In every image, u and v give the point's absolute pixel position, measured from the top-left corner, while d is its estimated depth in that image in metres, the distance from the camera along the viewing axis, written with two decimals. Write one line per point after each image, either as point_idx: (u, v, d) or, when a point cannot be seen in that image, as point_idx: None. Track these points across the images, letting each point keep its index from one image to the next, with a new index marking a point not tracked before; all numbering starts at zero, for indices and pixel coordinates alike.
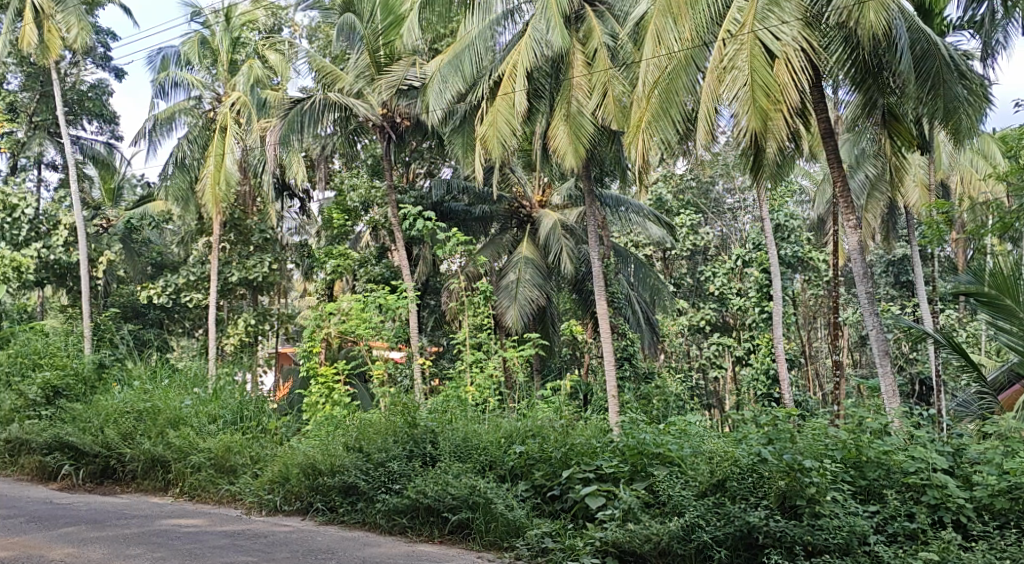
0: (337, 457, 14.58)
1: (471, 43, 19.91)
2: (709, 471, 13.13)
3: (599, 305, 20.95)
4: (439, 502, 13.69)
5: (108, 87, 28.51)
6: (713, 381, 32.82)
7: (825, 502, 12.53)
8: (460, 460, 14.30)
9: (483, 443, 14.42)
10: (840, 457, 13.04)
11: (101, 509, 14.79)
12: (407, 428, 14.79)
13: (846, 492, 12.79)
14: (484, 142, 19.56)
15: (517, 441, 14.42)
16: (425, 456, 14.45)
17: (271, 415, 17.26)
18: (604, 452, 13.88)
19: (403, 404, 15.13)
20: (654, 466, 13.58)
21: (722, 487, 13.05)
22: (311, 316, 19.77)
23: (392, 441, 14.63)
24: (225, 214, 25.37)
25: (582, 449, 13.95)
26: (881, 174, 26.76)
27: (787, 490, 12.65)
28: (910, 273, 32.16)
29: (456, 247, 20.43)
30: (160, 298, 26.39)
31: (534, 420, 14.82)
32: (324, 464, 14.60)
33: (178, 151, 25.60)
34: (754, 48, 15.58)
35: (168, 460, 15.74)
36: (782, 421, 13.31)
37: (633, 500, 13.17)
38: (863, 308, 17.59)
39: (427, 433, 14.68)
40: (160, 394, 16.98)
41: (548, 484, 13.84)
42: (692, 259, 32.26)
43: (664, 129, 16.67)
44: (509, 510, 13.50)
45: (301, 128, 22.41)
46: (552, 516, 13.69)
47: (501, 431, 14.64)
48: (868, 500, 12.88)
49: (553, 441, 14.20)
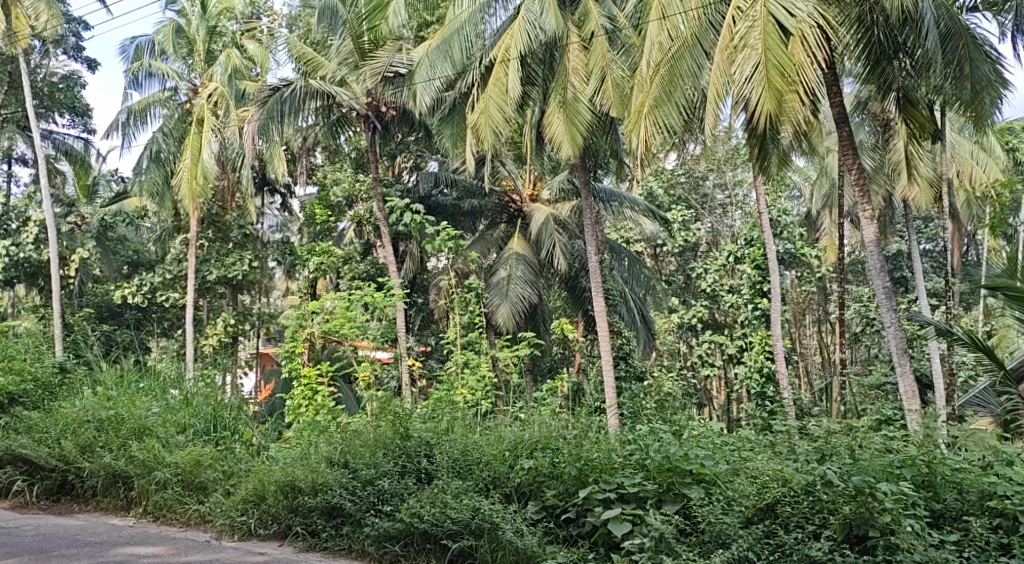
0: (320, 473, 13.47)
1: (462, 26, 18.76)
2: (755, 494, 12.26)
3: (596, 304, 19.87)
4: (439, 527, 12.62)
5: (80, 79, 27.32)
6: (706, 381, 31.71)
7: (900, 533, 11.71)
8: (461, 478, 13.21)
9: (485, 457, 13.32)
10: (907, 475, 12.28)
11: (52, 534, 13.65)
12: (399, 440, 13.64)
13: (923, 519, 11.97)
14: (475, 129, 18.49)
15: (524, 454, 13.29)
16: (419, 472, 13.38)
17: (249, 422, 16.08)
18: (624, 467, 12.73)
19: (394, 413, 13.98)
20: (687, 486, 12.49)
21: (771, 510, 12.23)
22: (293, 315, 18.59)
23: (382, 455, 13.53)
24: (203, 210, 24.29)
25: (601, 464, 12.78)
26: (880, 167, 25.81)
27: (854, 517, 11.84)
28: (905, 269, 31.43)
29: (446, 243, 19.07)
30: (135, 298, 24.99)
31: (541, 429, 13.69)
32: (305, 482, 13.48)
33: (153, 145, 24.39)
34: (768, 24, 14.57)
35: (131, 476, 14.59)
36: (834, 434, 12.77)
37: (666, 528, 12.10)
38: (880, 303, 16.68)
39: (421, 446, 13.57)
40: (125, 401, 15.80)
41: (562, 505, 12.73)
42: (683, 256, 31.25)
43: (668, 114, 15.68)
44: (519, 537, 12.42)
45: (281, 117, 21.47)
46: (568, 542, 12.62)
47: (505, 443, 13.50)
48: (949, 528, 12.05)
49: (565, 454, 13.04)
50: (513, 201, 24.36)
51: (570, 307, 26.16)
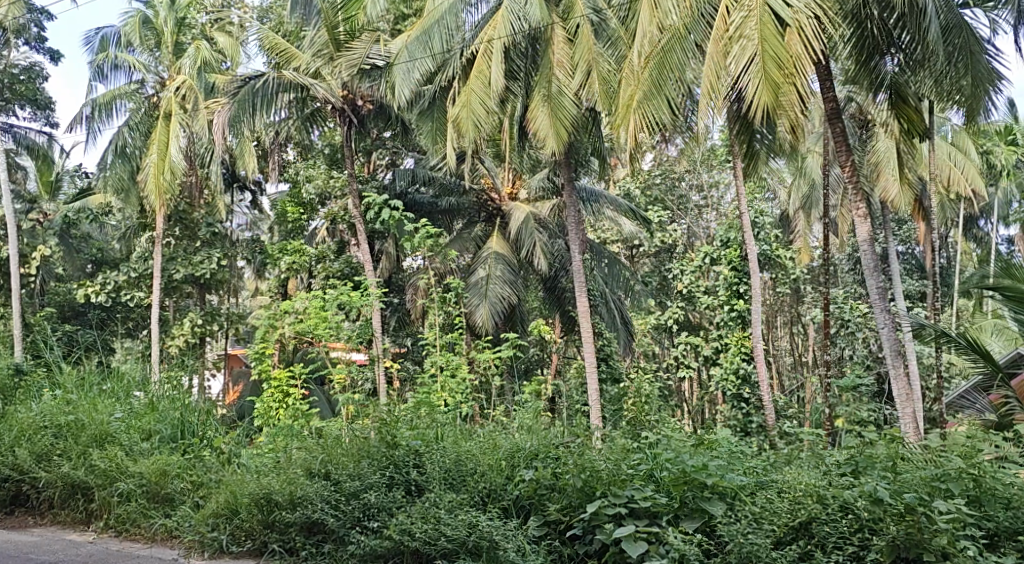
0: (299, 486, 12.75)
1: (441, 18, 18.10)
2: (788, 512, 11.76)
3: (580, 303, 19.32)
4: (432, 546, 12.06)
5: (42, 71, 26.38)
6: (680, 383, 31.04)
7: (957, 556, 11.25)
8: (454, 489, 12.61)
9: (480, 467, 12.71)
10: (955, 491, 11.76)
11: (3, 553, 12.88)
12: (386, 450, 12.99)
13: (979, 540, 11.49)
14: (456, 123, 17.90)
15: (522, 464, 12.70)
16: (409, 484, 12.74)
17: (219, 428, 15.27)
18: (634, 479, 12.18)
19: (381, 419, 13.33)
20: (707, 500, 11.95)
21: (804, 529, 11.71)
22: (264, 316, 17.85)
23: (367, 466, 12.85)
24: (170, 207, 23.49)
25: (612, 476, 12.20)
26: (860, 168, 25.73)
27: (904, 540, 11.31)
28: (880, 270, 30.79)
29: (425, 241, 18.36)
30: (98, 297, 24.12)
31: (539, 437, 13.11)
32: (282, 495, 12.77)
33: (118, 139, 23.48)
34: (764, 14, 14.01)
35: (91, 487, 13.82)
36: (859, 448, 12.23)
37: (689, 548, 11.56)
38: (874, 303, 16.14)
39: (409, 455, 12.92)
40: (86, 406, 14.92)
41: (566, 522, 12.18)
42: (659, 257, 30.51)
43: (657, 108, 15.13)
44: (521, 557, 11.92)
45: (253, 110, 20.69)
46: (571, 560, 12.09)
47: (501, 451, 12.89)
48: (1007, 549, 11.51)
49: (568, 466, 12.43)
50: (491, 199, 23.75)
51: (548, 308, 25.51)
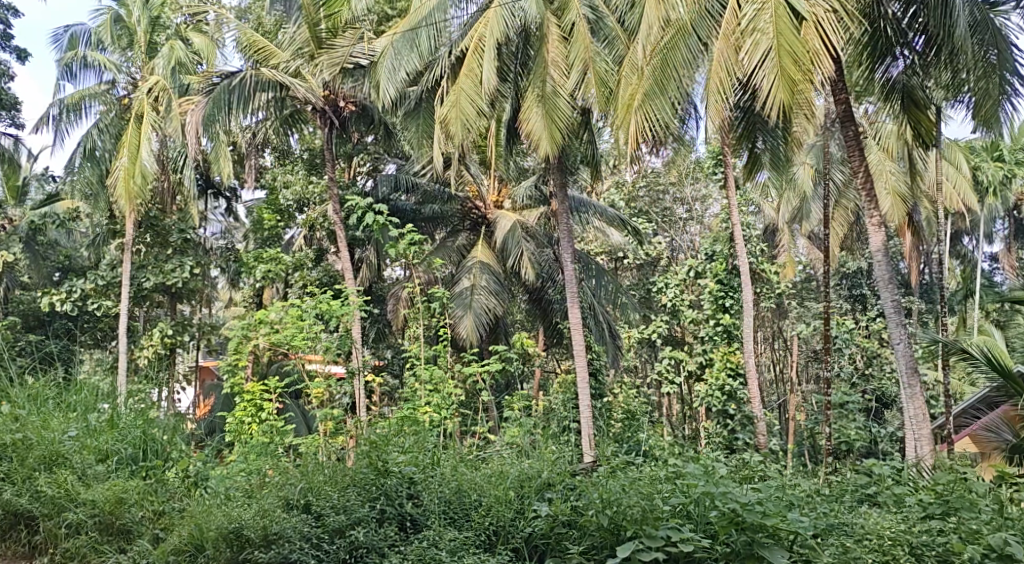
0: (274, 521, 11.83)
1: (430, 14, 17.15)
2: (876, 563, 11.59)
3: (573, 315, 18.37)
4: None
5: (9, 71, 25.36)
6: (662, 400, 29.86)
7: None
8: (456, 526, 12.01)
9: (487, 501, 12.11)
10: None
11: None
12: (375, 477, 12.23)
13: None
14: (444, 125, 16.87)
15: (533, 496, 12.21)
16: (402, 519, 12.07)
17: (188, 445, 14.23)
18: (669, 516, 11.74)
19: (371, 442, 12.52)
20: (765, 547, 11.56)
21: None
22: (237, 326, 16.83)
23: (354, 494, 12.06)
24: (140, 212, 22.44)
25: (642, 514, 11.71)
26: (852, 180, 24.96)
27: None
28: (865, 286, 29.47)
29: (411, 247, 17.34)
30: (64, 305, 22.96)
31: (547, 463, 12.64)
32: (254, 531, 11.82)
33: (87, 140, 22.22)
34: (779, 7, 13.24)
35: (37, 517, 12.81)
36: (944, 495, 12.47)
37: None
38: (890, 320, 15.48)
39: (403, 484, 12.22)
40: (36, 422, 13.65)
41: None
42: (643, 270, 29.59)
43: (658, 109, 14.29)
44: None
45: (229, 108, 19.67)
46: None
47: (509, 481, 12.35)
48: None
49: (594, 501, 11.95)
50: (476, 208, 22.80)
51: (532, 320, 24.48)
